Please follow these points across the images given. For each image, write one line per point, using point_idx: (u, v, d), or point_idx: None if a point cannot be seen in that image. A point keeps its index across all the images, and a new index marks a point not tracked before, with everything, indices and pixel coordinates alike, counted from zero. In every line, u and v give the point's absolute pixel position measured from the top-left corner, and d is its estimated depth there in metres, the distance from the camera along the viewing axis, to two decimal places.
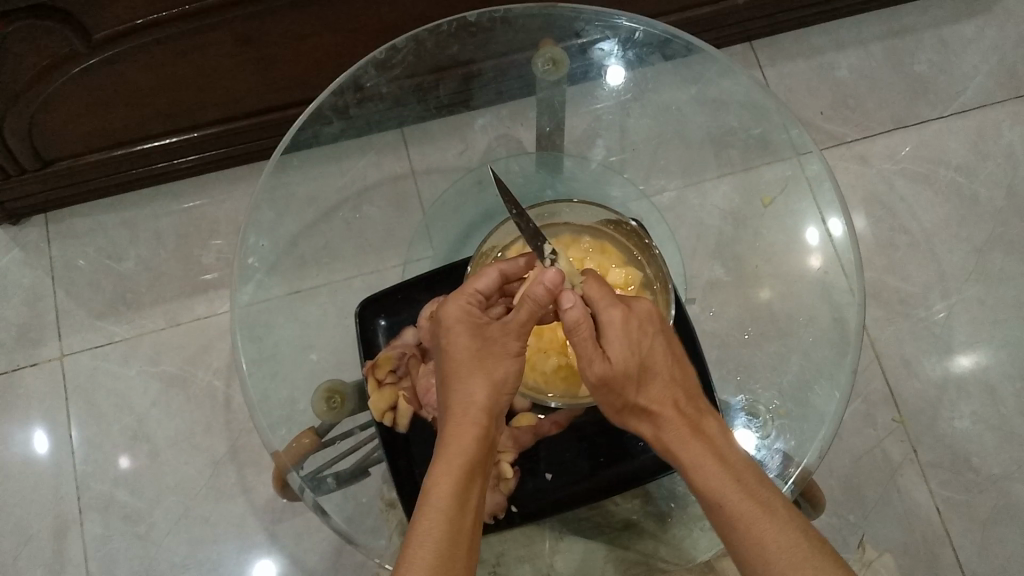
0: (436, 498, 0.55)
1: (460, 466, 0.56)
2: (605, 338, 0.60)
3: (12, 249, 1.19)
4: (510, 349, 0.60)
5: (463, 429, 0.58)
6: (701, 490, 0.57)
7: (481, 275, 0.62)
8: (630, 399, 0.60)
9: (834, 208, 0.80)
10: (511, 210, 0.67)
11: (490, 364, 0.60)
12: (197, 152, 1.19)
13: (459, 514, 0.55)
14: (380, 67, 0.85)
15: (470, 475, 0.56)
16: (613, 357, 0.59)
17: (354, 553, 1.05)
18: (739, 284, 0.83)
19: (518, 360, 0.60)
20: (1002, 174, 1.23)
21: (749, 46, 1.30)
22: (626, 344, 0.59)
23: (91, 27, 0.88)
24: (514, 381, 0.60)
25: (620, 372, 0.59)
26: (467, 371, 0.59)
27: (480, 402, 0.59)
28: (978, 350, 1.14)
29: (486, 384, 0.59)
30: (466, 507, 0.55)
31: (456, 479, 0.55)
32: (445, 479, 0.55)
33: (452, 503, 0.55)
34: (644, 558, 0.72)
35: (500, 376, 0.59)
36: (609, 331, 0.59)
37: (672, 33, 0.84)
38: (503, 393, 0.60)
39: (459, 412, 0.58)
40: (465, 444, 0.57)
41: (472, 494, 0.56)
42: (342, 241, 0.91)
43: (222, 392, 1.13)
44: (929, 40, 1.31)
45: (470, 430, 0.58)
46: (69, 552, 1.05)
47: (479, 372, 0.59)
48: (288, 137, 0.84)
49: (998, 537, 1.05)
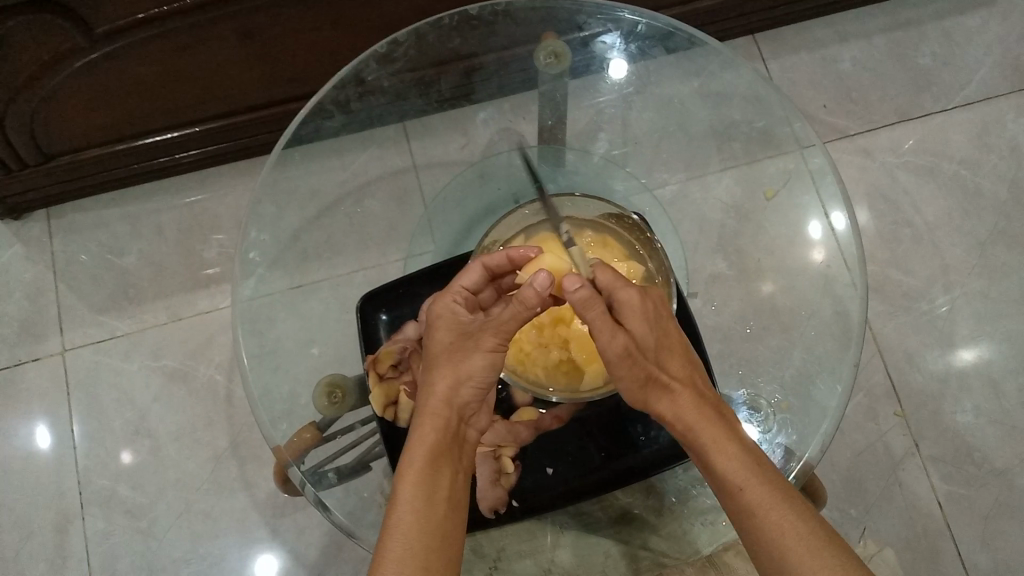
0: (403, 489, 0.55)
1: (425, 458, 0.56)
2: (625, 313, 0.59)
3: (13, 244, 1.19)
4: (482, 344, 0.59)
5: (427, 421, 0.58)
6: (723, 469, 0.57)
7: (465, 272, 0.63)
8: (651, 372, 0.59)
9: (836, 202, 0.80)
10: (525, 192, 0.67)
11: (457, 358, 0.60)
12: (198, 147, 1.18)
13: (426, 505, 0.54)
14: (382, 60, 0.85)
15: (434, 468, 0.56)
16: (635, 331, 0.59)
17: (355, 547, 1.05)
18: (742, 279, 0.85)
19: (488, 355, 0.59)
20: (1005, 167, 1.23)
21: (752, 39, 1.30)
22: (648, 322, 0.60)
23: (92, 22, 0.88)
24: (482, 373, 0.59)
25: (645, 347, 0.59)
26: (437, 365, 0.60)
27: (444, 394, 0.59)
28: (981, 343, 1.13)
29: (450, 376, 0.59)
30: (435, 498, 0.55)
31: (422, 470, 0.56)
32: (411, 471, 0.56)
33: (417, 494, 0.55)
34: (636, 551, 0.72)
35: (465, 371, 0.59)
36: (630, 308, 0.59)
37: (675, 26, 0.84)
38: (467, 386, 0.59)
39: (425, 405, 0.59)
40: (429, 436, 0.57)
41: (439, 486, 0.56)
42: (343, 236, 0.94)
43: (223, 386, 1.13)
44: (933, 33, 1.30)
45: (432, 422, 0.58)
46: (71, 546, 1.05)
47: (446, 366, 0.60)
48: (289, 131, 0.83)
49: (999, 531, 1.05)
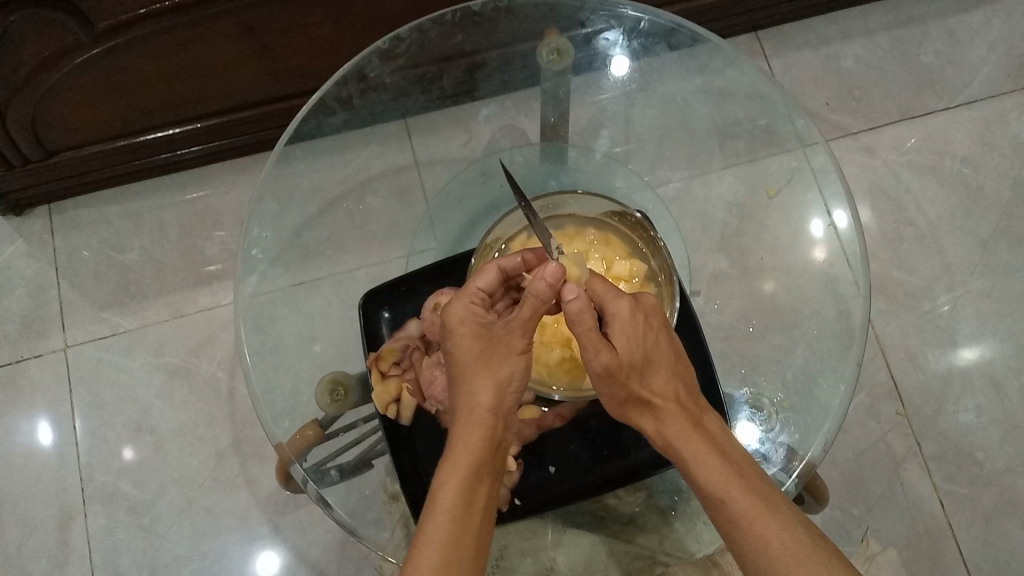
0: (442, 498, 0.55)
1: (465, 467, 0.56)
2: (610, 328, 0.59)
3: (15, 241, 1.19)
4: (515, 348, 0.59)
5: (470, 429, 0.58)
6: (703, 484, 0.57)
7: (482, 272, 0.62)
8: (633, 391, 0.59)
9: (839, 200, 0.79)
10: (517, 200, 0.64)
11: (493, 364, 0.60)
12: (200, 143, 1.18)
13: (466, 514, 0.55)
14: (383, 57, 0.85)
15: (474, 477, 0.56)
16: (619, 347, 0.58)
17: (356, 545, 1.05)
18: (743, 277, 0.84)
19: (521, 359, 0.60)
20: (1009, 166, 1.22)
21: (755, 36, 1.29)
22: (632, 337, 0.59)
23: (93, 17, 0.88)
24: (519, 378, 0.60)
25: (626, 363, 0.58)
26: (471, 371, 0.60)
27: (484, 402, 0.59)
28: (984, 342, 1.13)
29: (490, 383, 0.59)
30: (473, 506, 0.55)
31: (461, 479, 0.56)
32: (451, 480, 0.55)
33: (458, 502, 0.55)
34: (648, 553, 0.71)
35: (503, 375, 0.59)
36: (615, 323, 0.59)
37: (677, 23, 0.83)
38: (509, 390, 0.60)
39: (465, 412, 0.59)
40: (472, 445, 0.57)
41: (477, 494, 0.56)
42: (344, 232, 0.95)
43: (225, 383, 1.13)
44: (937, 31, 1.29)
45: (475, 430, 0.58)
46: (73, 543, 1.05)
47: (481, 372, 0.59)
48: (292, 127, 0.83)
49: (1001, 530, 1.05)
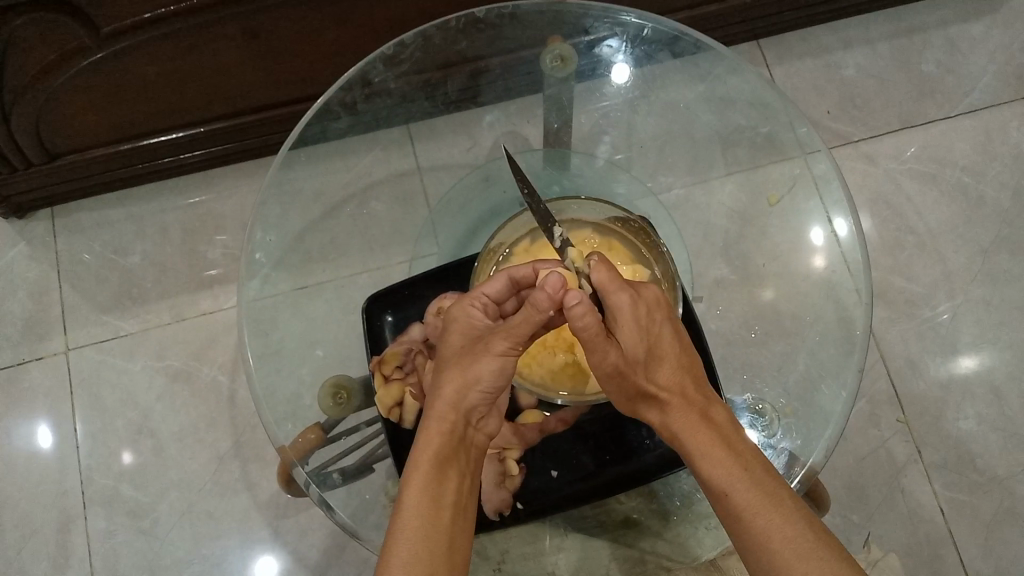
0: (409, 491, 0.55)
1: (430, 463, 0.56)
2: (616, 324, 0.59)
3: (17, 244, 1.19)
4: (492, 347, 0.59)
5: (433, 426, 0.58)
6: (708, 476, 0.57)
7: (490, 281, 0.63)
8: (639, 385, 0.59)
9: (840, 209, 0.80)
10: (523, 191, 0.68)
11: (468, 361, 0.59)
12: (202, 148, 1.19)
13: (434, 510, 0.54)
14: (388, 62, 0.86)
15: (441, 472, 0.56)
16: (624, 344, 0.58)
17: (357, 549, 1.05)
18: (744, 285, 0.84)
19: (497, 359, 0.59)
20: (1009, 174, 1.23)
21: (756, 44, 1.30)
22: (636, 331, 0.58)
23: (98, 21, 0.88)
24: (489, 380, 0.59)
25: (631, 358, 0.58)
26: (448, 369, 0.60)
27: (450, 397, 0.59)
28: (984, 350, 1.13)
29: (458, 380, 0.59)
30: (441, 504, 0.55)
31: (427, 475, 0.55)
32: (416, 476, 0.55)
33: (423, 500, 0.54)
34: (645, 556, 0.71)
35: (473, 374, 0.59)
36: (620, 318, 0.58)
37: (681, 30, 0.85)
38: (476, 390, 0.59)
39: (432, 409, 0.59)
40: (435, 441, 0.57)
41: (445, 490, 0.56)
42: (347, 237, 0.90)
43: (226, 386, 1.13)
44: (937, 41, 1.30)
45: (441, 426, 0.58)
46: (72, 546, 1.05)
47: (455, 370, 0.60)
48: (296, 132, 0.84)
49: (1001, 538, 1.05)
